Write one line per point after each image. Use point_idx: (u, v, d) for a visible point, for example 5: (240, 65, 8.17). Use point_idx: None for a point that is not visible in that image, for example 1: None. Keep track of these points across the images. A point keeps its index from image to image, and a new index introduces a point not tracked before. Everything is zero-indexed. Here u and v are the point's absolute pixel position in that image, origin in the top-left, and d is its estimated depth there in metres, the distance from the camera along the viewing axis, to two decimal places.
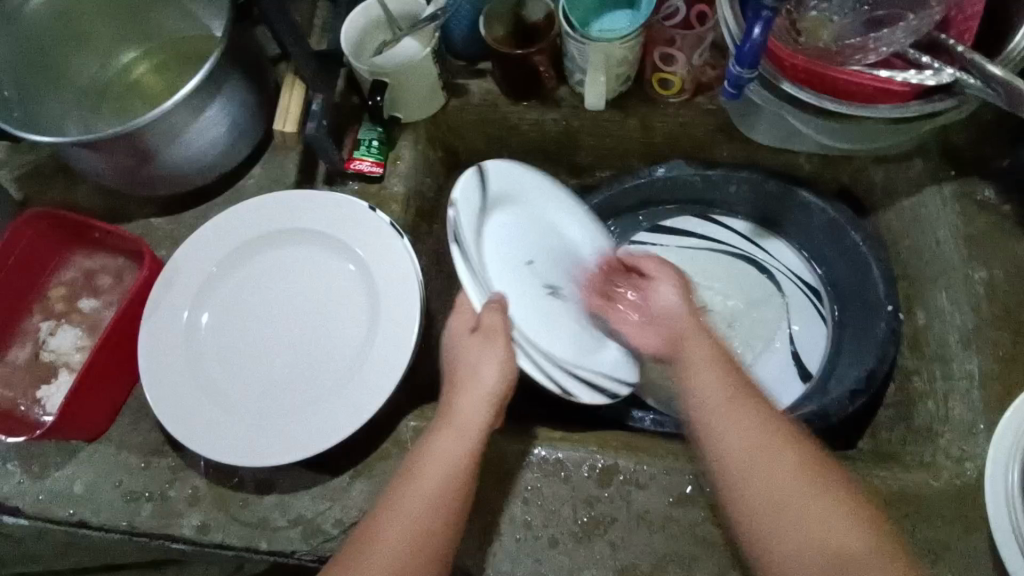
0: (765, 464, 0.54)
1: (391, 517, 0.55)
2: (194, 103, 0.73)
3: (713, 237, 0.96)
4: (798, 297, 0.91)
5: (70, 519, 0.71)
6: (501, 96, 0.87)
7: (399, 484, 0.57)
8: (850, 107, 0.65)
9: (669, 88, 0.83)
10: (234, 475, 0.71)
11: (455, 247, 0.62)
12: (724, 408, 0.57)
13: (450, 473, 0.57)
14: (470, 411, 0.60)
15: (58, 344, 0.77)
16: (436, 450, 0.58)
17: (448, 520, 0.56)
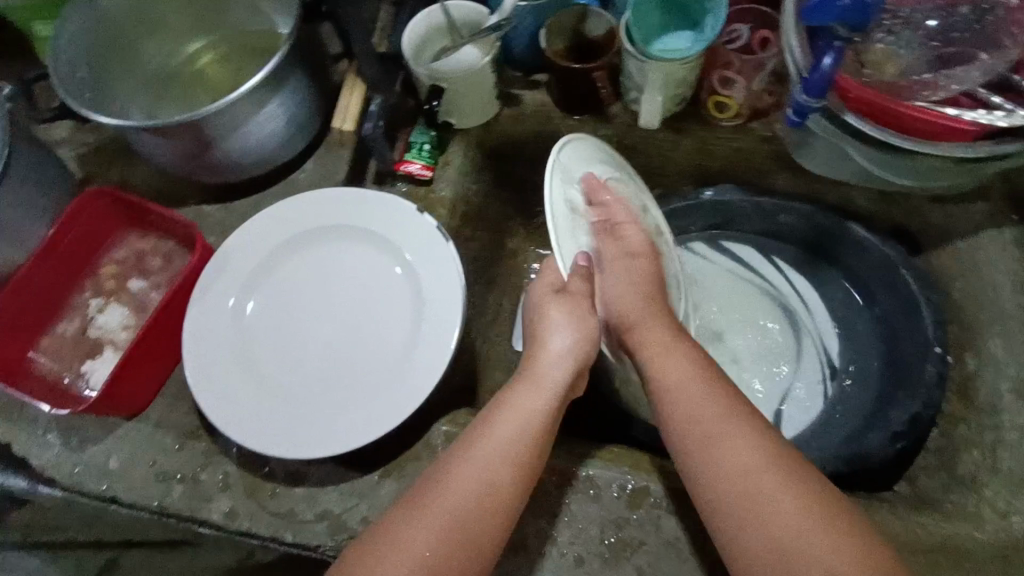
0: (724, 430, 0.55)
1: (468, 473, 0.56)
2: (257, 96, 0.75)
3: (758, 269, 0.96)
4: (808, 356, 0.90)
5: (103, 494, 0.72)
6: (554, 107, 0.88)
7: (488, 426, 0.59)
8: (913, 143, 0.65)
9: (725, 111, 0.82)
10: (266, 465, 0.71)
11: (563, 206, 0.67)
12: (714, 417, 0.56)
13: (523, 429, 0.58)
14: (558, 362, 0.63)
15: (105, 321, 0.79)
16: (524, 402, 0.60)
17: (533, 461, 0.58)
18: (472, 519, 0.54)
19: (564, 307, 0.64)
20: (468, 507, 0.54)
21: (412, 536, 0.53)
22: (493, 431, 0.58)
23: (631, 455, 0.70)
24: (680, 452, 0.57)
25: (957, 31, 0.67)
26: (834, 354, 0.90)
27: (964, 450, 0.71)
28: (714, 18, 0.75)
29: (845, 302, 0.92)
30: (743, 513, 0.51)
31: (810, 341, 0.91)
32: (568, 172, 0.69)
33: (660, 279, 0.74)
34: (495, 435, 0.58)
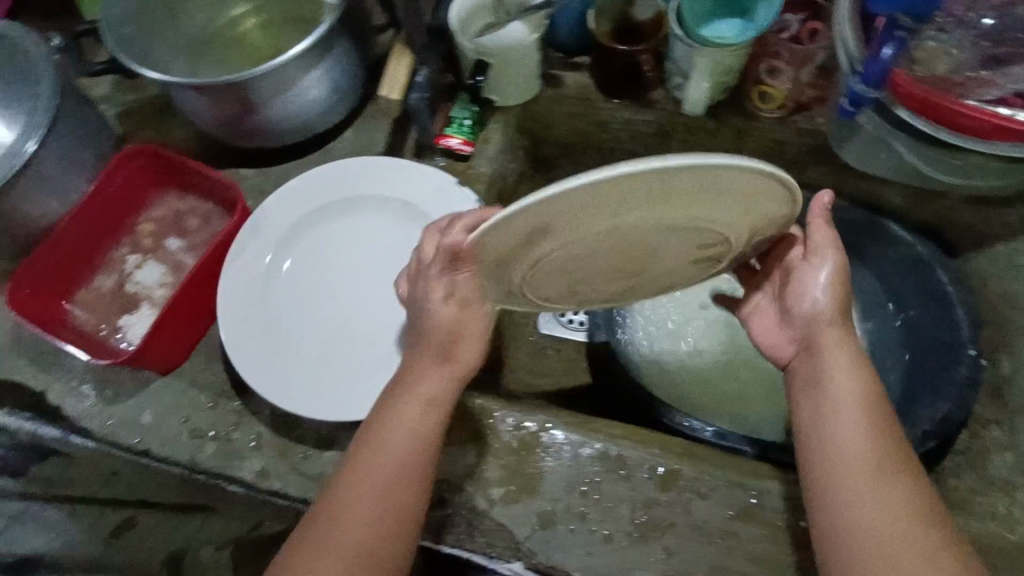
0: (880, 499, 0.52)
1: (357, 502, 0.55)
2: (303, 63, 0.75)
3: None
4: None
5: (137, 447, 0.73)
6: (595, 91, 0.86)
7: (380, 446, 0.57)
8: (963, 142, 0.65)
9: (769, 102, 0.81)
10: (298, 428, 0.72)
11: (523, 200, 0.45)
12: (871, 479, 0.53)
13: (412, 452, 0.58)
14: (443, 373, 0.61)
15: (143, 277, 0.79)
16: (411, 421, 0.58)
17: (419, 482, 0.57)
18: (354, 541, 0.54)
19: (456, 307, 0.60)
20: (356, 543, 0.54)
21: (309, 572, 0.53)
22: (383, 454, 0.57)
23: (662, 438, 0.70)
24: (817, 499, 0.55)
25: (1014, 32, 0.67)
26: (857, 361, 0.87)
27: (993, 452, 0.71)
28: (767, 6, 0.74)
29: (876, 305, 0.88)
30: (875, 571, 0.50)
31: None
32: (588, 199, 0.45)
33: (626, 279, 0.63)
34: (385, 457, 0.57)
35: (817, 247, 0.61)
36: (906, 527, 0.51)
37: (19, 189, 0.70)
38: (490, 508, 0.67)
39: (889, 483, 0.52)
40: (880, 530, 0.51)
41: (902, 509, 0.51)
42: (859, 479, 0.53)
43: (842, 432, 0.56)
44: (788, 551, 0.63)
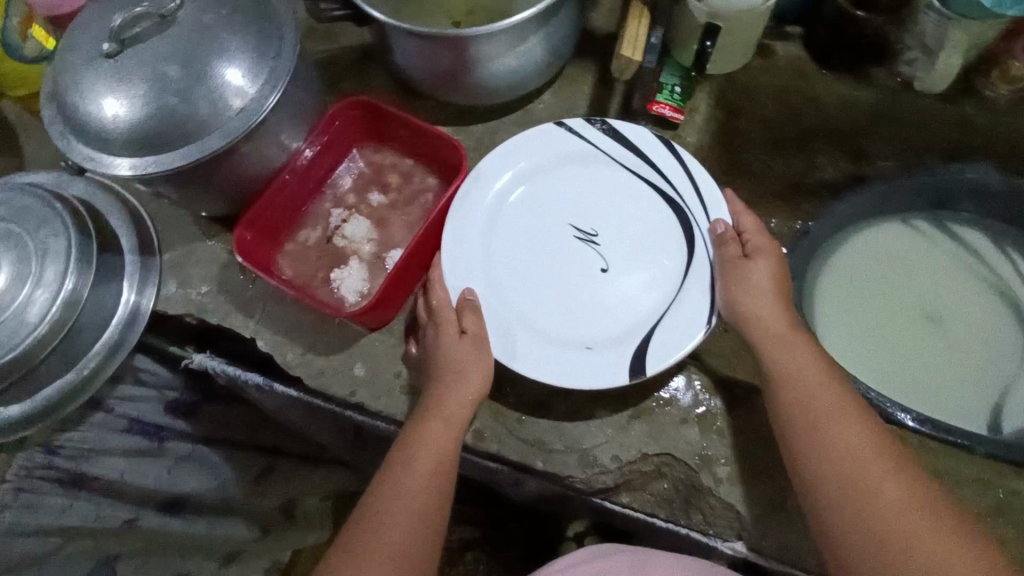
0: (846, 437, 0.58)
1: (392, 508, 0.61)
2: (534, 23, 0.73)
3: (990, 262, 0.91)
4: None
5: (349, 399, 0.73)
6: (809, 63, 0.84)
7: (390, 483, 0.62)
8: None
9: (1011, 81, 0.77)
10: (512, 393, 0.72)
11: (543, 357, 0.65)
12: (820, 423, 0.59)
13: (440, 463, 0.62)
14: (445, 401, 0.64)
15: (352, 232, 0.79)
16: (432, 438, 0.63)
17: (429, 510, 0.61)
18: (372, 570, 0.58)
19: (474, 322, 0.66)
20: (394, 543, 0.59)
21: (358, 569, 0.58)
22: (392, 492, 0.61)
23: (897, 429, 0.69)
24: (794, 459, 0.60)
25: None
26: None
27: None
28: None
29: None
30: (856, 510, 0.55)
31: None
32: (568, 317, 0.68)
33: (610, 215, 0.72)
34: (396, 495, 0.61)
35: (755, 246, 0.67)
36: (872, 453, 0.57)
37: (257, 139, 0.70)
38: (716, 487, 0.66)
39: (854, 421, 0.59)
40: (847, 468, 0.57)
41: (862, 434, 0.58)
42: (797, 408, 0.61)
43: (766, 381, 0.63)
44: None
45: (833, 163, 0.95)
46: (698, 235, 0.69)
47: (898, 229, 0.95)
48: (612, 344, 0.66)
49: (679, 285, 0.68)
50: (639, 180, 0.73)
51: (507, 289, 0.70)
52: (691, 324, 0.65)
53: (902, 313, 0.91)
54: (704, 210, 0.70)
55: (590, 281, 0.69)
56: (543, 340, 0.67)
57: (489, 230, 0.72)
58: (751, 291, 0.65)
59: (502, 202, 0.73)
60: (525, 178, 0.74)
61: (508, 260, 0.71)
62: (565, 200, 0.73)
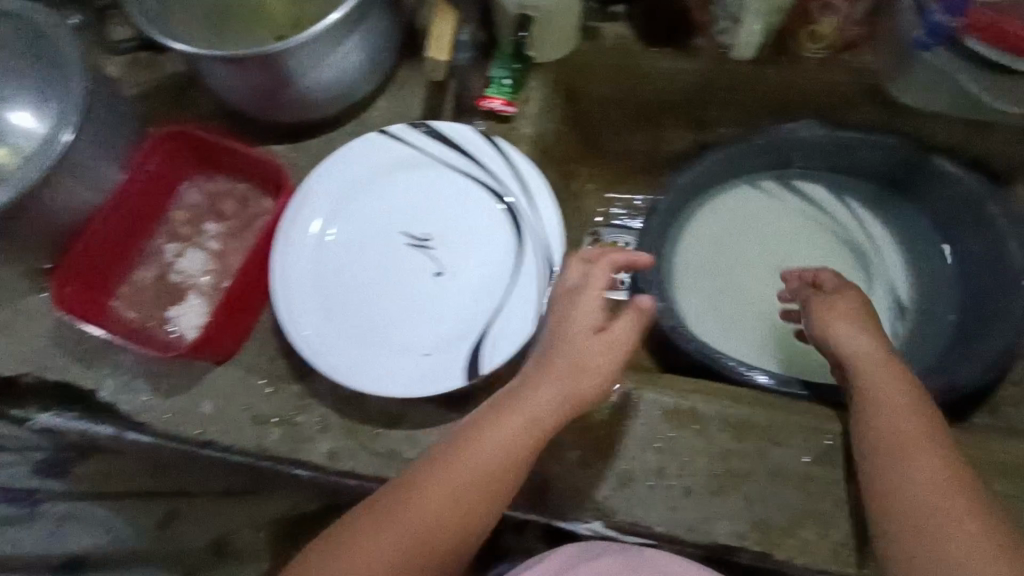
0: (940, 460, 0.53)
1: (387, 527, 0.53)
2: (338, 32, 0.72)
3: (830, 213, 0.95)
4: (880, 300, 0.89)
5: (199, 438, 0.71)
6: (635, 41, 0.83)
7: (402, 508, 0.53)
8: (1007, 58, 0.65)
9: (817, 41, 0.78)
10: (364, 407, 0.71)
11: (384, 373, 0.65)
12: (905, 444, 0.54)
13: (453, 498, 0.54)
14: (545, 398, 0.57)
15: (186, 266, 0.77)
16: (484, 449, 0.55)
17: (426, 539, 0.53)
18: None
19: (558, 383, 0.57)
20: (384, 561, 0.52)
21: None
22: (382, 512, 0.54)
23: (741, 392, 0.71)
24: (868, 481, 0.55)
25: None
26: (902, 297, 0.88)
27: None
28: None
29: (902, 263, 0.90)
30: (921, 544, 0.50)
31: (882, 281, 0.90)
32: (406, 327, 0.67)
33: (441, 216, 0.71)
34: (386, 516, 0.53)
35: None
36: (961, 483, 0.52)
37: (52, 187, 0.66)
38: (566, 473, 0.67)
39: (943, 443, 0.54)
40: (937, 496, 0.52)
41: (958, 462, 0.53)
42: (895, 433, 0.55)
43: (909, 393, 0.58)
44: None
45: (677, 134, 0.94)
46: (524, 225, 0.69)
47: (747, 191, 0.97)
48: (447, 347, 0.66)
49: (510, 279, 0.68)
50: (466, 178, 0.72)
51: (342, 308, 0.68)
52: (522, 317, 0.66)
53: (761, 275, 0.94)
54: (528, 200, 0.70)
55: (425, 287, 0.69)
56: (383, 354, 0.66)
57: (320, 251, 0.70)
58: (833, 327, 0.62)
59: (331, 216, 0.71)
60: (352, 189, 0.72)
61: (342, 277, 0.69)
62: (394, 207, 0.72)
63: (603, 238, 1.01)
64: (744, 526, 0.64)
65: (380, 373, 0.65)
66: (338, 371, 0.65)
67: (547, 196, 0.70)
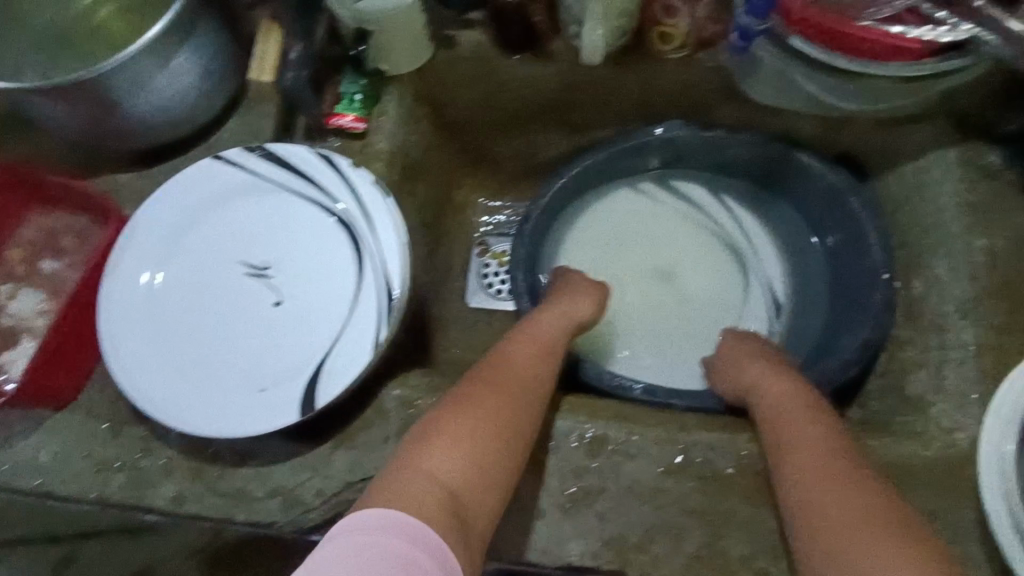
0: (830, 481, 0.55)
1: (460, 427, 0.57)
2: (160, 50, 0.65)
3: (709, 212, 0.95)
4: (756, 296, 0.91)
5: (36, 490, 0.68)
6: (492, 48, 0.80)
7: (465, 409, 0.58)
8: (827, 56, 0.63)
9: (670, 42, 0.76)
10: (210, 446, 0.68)
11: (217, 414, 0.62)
12: (821, 473, 0.56)
13: (507, 410, 0.59)
14: (458, 423, 0.57)
15: (19, 308, 0.73)
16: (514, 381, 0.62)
17: (474, 459, 0.55)
18: (437, 517, 0.49)
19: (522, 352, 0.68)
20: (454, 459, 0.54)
21: (410, 475, 0.52)
22: (426, 438, 0.56)
23: (603, 405, 0.69)
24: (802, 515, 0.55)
25: None
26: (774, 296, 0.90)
27: (911, 372, 0.72)
28: None
29: (775, 262, 0.92)
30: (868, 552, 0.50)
31: (758, 279, 0.92)
32: (243, 363, 0.64)
33: (281, 243, 0.68)
34: (433, 439, 0.55)
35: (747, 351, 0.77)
36: (861, 501, 0.53)
37: None
38: None
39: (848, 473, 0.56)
40: (857, 514, 0.52)
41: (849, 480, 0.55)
42: (808, 469, 0.58)
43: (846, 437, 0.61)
44: (719, 498, 0.64)
45: (553, 139, 0.94)
46: (363, 249, 0.66)
47: (628, 194, 0.96)
48: (283, 382, 0.63)
49: (351, 306, 0.65)
50: (306, 201, 0.69)
51: (174, 348, 0.65)
52: (361, 347, 0.63)
53: (642, 280, 0.93)
54: (367, 223, 0.66)
55: (265, 319, 0.66)
56: (217, 394, 0.63)
57: (152, 287, 0.66)
58: (764, 379, 0.70)
59: (163, 249, 0.67)
60: (184, 219, 0.68)
61: (175, 313, 0.66)
62: (231, 236, 0.69)
63: (491, 247, 1.02)
64: (595, 544, 0.63)
65: (213, 414, 0.62)
66: (169, 416, 0.62)
67: (389, 216, 0.66)
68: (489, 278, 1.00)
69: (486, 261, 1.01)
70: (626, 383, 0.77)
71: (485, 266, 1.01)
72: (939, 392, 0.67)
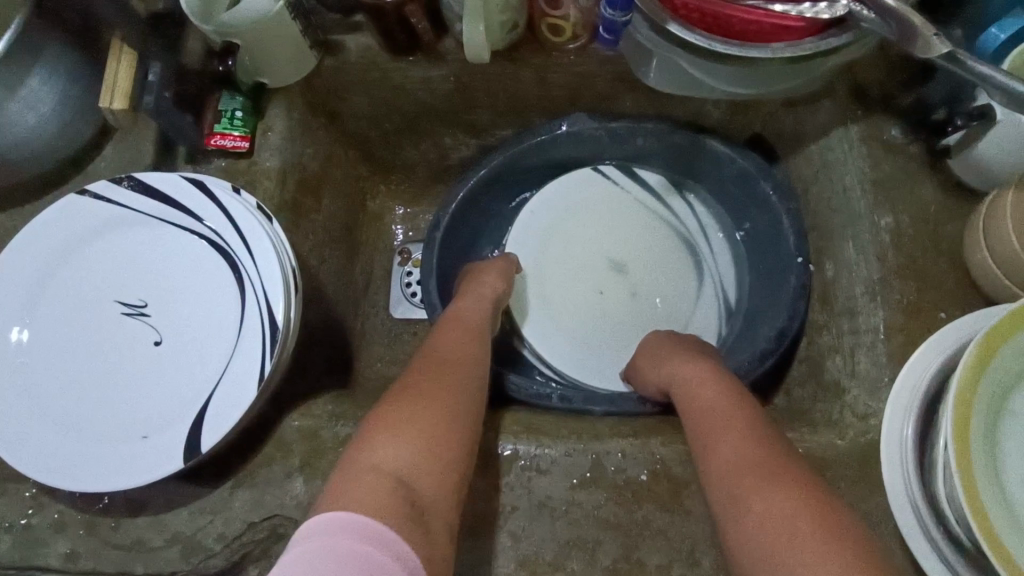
0: (768, 470, 0.52)
1: (412, 414, 0.52)
2: (5, 80, 0.61)
3: (669, 202, 0.90)
4: (708, 293, 0.86)
5: None
6: (380, 51, 0.77)
7: (412, 399, 0.54)
8: (707, 40, 0.60)
9: (561, 33, 0.73)
10: (103, 497, 0.65)
11: (94, 467, 0.59)
12: (751, 464, 0.53)
13: (463, 401, 0.56)
14: (406, 408, 0.53)
15: None
16: (453, 371, 0.59)
17: (433, 441, 0.51)
18: (398, 510, 0.45)
19: (448, 338, 0.64)
20: (409, 451, 0.50)
21: (363, 471, 0.48)
22: (370, 430, 0.51)
23: (515, 420, 0.67)
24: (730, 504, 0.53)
25: None
26: (721, 296, 0.86)
27: (828, 357, 0.71)
28: None
29: (726, 262, 0.88)
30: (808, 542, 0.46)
31: (710, 277, 0.87)
32: (121, 408, 0.61)
33: (158, 276, 0.65)
34: (381, 429, 0.51)
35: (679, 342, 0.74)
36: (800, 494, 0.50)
37: None
38: None
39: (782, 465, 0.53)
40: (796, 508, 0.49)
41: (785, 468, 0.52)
42: (731, 460, 0.55)
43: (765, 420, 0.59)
44: (634, 506, 0.62)
45: (457, 139, 0.91)
46: (242, 277, 0.63)
47: (590, 175, 0.90)
48: (164, 427, 0.60)
49: (234, 339, 0.62)
50: (183, 231, 0.65)
51: (46, 399, 0.61)
52: (245, 382, 0.60)
53: (594, 270, 0.86)
54: (245, 247, 0.63)
55: (143, 359, 0.63)
56: (92, 445, 0.60)
57: (22, 336, 0.63)
58: (681, 374, 0.68)
59: (32, 295, 0.64)
60: (52, 263, 0.65)
61: (47, 362, 0.62)
62: (105, 274, 0.65)
63: (412, 255, 0.99)
64: (509, 566, 0.61)
65: (91, 467, 0.59)
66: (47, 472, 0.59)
67: (271, 240, 0.63)
68: (412, 287, 0.97)
69: (408, 270, 0.98)
70: (542, 392, 0.75)
71: (407, 275, 0.98)
72: (854, 377, 0.66)
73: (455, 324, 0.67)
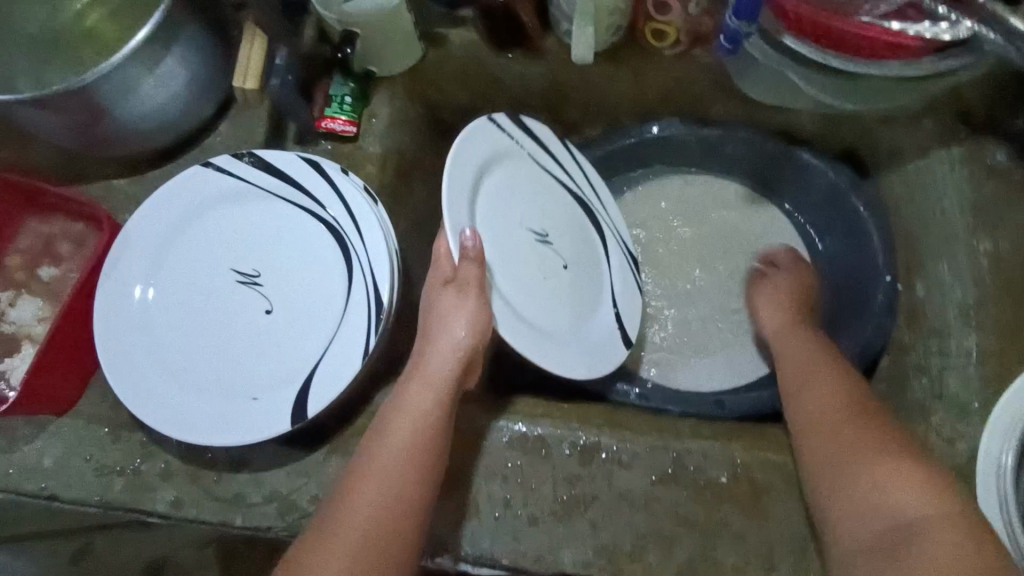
0: (870, 459, 0.55)
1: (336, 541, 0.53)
2: (147, 56, 0.65)
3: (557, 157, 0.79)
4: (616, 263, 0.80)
5: (41, 493, 0.69)
6: (485, 46, 0.79)
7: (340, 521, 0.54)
8: (820, 53, 0.61)
9: (663, 38, 0.74)
10: (207, 452, 0.69)
11: (209, 424, 0.63)
12: (844, 452, 0.57)
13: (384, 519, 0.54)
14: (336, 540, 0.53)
15: (18, 316, 0.73)
16: (375, 486, 0.55)
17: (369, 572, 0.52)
18: None
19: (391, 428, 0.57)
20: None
21: None
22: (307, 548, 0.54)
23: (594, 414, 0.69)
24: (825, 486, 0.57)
25: None
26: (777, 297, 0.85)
27: (912, 377, 0.71)
28: None
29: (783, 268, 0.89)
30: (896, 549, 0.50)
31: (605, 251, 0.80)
32: (236, 371, 0.65)
33: (272, 249, 0.69)
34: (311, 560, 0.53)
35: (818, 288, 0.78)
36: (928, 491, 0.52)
37: None
38: None
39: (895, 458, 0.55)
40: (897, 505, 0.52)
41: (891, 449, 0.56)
42: (823, 444, 0.59)
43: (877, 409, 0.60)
44: (712, 506, 0.64)
45: None
46: (351, 255, 0.67)
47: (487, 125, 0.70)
48: (273, 391, 0.64)
49: (341, 314, 0.66)
50: (296, 208, 0.69)
51: (167, 357, 0.66)
52: (350, 356, 0.64)
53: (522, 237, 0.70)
54: (356, 228, 0.67)
55: (256, 326, 0.67)
56: (208, 403, 0.64)
57: (148, 296, 0.68)
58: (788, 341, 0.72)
59: (157, 259, 0.68)
60: (175, 229, 0.69)
61: (170, 322, 0.67)
62: (223, 243, 0.69)
63: None
64: (588, 553, 0.63)
65: (208, 423, 0.63)
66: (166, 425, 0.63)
67: (381, 221, 0.66)
68: None
69: None
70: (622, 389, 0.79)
71: None
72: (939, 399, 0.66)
73: (408, 413, 0.58)
